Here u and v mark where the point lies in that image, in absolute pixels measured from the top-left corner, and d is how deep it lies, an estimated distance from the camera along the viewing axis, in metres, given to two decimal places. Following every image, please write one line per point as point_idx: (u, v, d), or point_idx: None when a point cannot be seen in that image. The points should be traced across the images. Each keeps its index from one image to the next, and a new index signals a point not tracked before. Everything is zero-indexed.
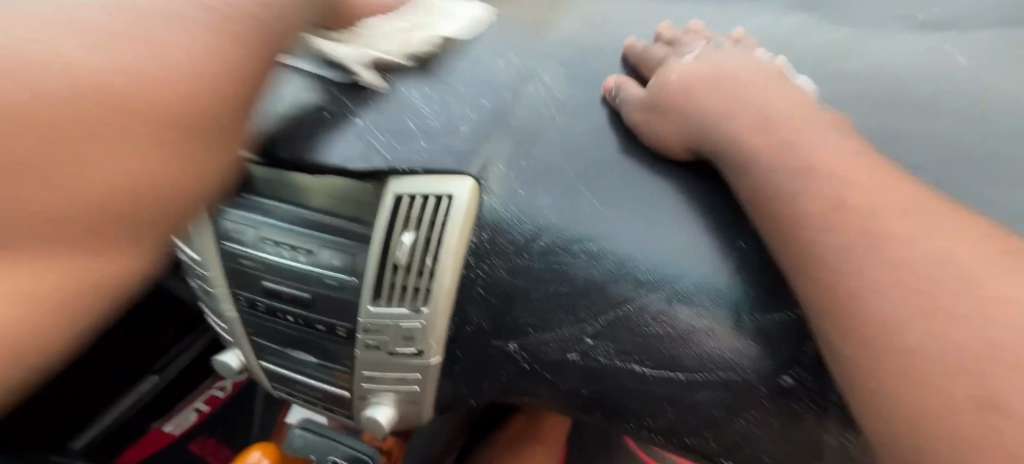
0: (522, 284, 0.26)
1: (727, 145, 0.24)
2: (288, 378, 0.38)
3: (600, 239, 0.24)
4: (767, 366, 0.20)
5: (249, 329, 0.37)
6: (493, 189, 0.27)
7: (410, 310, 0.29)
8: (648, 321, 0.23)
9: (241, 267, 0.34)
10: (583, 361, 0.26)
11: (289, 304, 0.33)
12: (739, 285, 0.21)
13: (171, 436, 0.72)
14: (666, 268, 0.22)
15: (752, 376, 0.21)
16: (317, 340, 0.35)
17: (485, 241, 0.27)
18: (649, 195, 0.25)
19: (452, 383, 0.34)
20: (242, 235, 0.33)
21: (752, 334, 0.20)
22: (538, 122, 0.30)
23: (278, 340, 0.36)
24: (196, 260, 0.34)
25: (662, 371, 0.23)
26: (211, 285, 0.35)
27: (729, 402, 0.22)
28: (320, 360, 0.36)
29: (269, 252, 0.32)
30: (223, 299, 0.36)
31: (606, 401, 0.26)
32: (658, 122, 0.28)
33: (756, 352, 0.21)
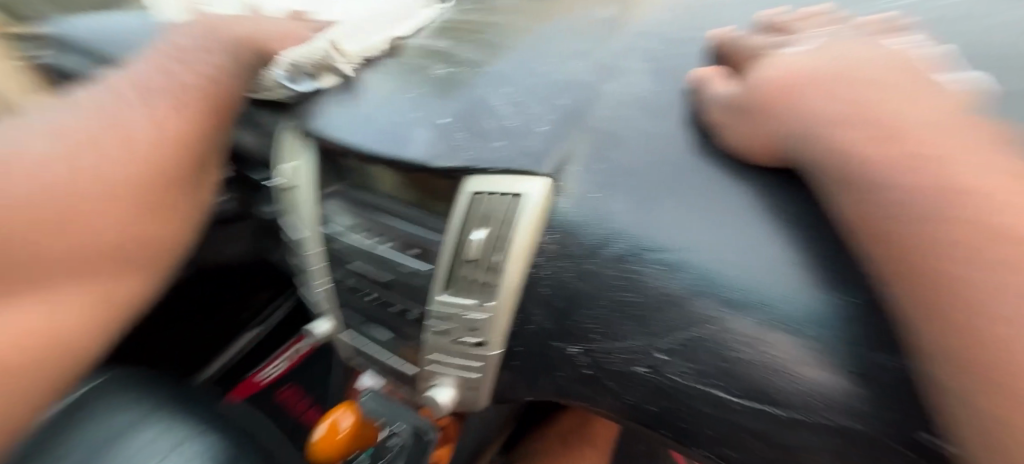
0: (590, 289, 0.25)
1: (821, 161, 0.20)
2: (365, 350, 0.40)
3: (681, 250, 0.22)
4: (892, 420, 0.17)
5: (337, 301, 0.39)
6: (569, 190, 0.26)
7: (476, 302, 0.29)
8: (735, 345, 0.20)
9: (328, 247, 0.35)
10: (653, 376, 0.24)
11: (371, 283, 0.34)
12: (838, 311, 0.18)
13: (261, 383, 0.77)
14: (759, 287, 0.20)
15: (876, 426, 0.17)
16: (392, 321, 0.36)
17: (553, 242, 0.26)
18: (743, 202, 0.23)
19: (511, 377, 0.34)
20: (335, 220, 0.34)
21: (876, 377, 0.17)
22: (627, 116, 0.28)
23: (359, 315, 0.38)
24: (298, 239, 0.37)
25: (748, 401, 0.21)
26: (309, 261, 0.37)
27: (841, 451, 0.19)
28: (393, 337, 0.37)
29: (351, 237, 0.33)
30: (318, 274, 0.38)
31: (679, 421, 0.24)
32: (740, 129, 0.24)
33: (874, 401, 0.17)
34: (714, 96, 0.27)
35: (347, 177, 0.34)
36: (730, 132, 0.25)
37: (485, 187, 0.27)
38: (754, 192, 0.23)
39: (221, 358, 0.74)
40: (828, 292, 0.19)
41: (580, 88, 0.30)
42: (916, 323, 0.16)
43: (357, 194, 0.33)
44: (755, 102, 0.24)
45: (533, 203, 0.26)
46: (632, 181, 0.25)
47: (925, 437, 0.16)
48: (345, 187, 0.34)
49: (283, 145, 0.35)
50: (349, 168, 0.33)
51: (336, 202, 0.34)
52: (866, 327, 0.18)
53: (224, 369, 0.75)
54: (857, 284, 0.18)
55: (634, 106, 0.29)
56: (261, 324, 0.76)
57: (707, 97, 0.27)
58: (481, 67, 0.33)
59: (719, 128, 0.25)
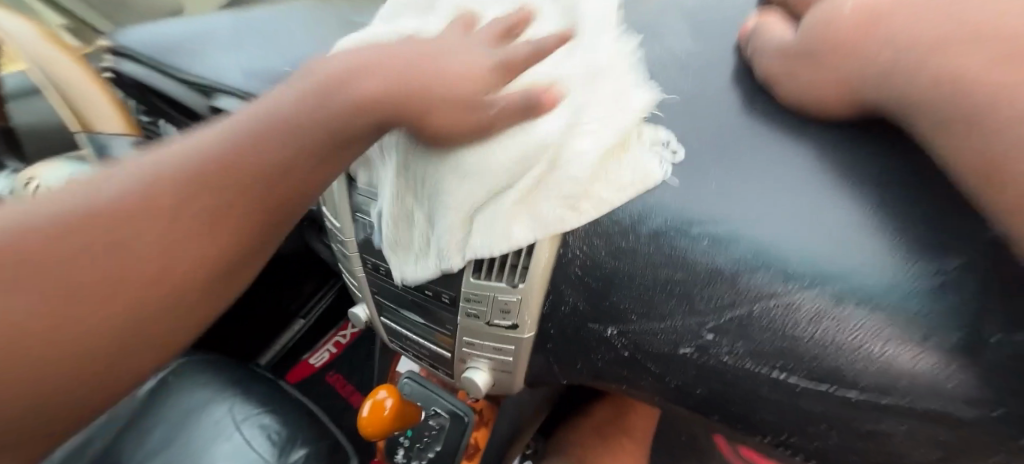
0: (627, 267, 0.23)
1: (927, 89, 0.17)
2: (402, 333, 0.40)
3: (729, 224, 0.20)
4: (998, 397, 0.15)
5: (371, 287, 0.38)
6: (608, 163, 0.24)
7: (507, 285, 0.28)
8: (797, 323, 0.18)
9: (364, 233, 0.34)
10: (700, 358, 0.22)
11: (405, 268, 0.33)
12: (917, 278, 0.17)
13: (312, 367, 0.82)
14: (824, 256, 0.18)
15: (972, 403, 0.16)
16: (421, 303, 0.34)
17: (585, 219, 0.24)
18: (805, 167, 0.21)
19: (546, 360, 0.33)
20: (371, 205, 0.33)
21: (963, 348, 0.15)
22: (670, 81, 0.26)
23: (393, 299, 0.37)
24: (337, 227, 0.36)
25: (814, 383, 0.18)
26: (346, 248, 0.36)
27: (931, 431, 0.17)
28: (426, 322, 0.36)
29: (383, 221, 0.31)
30: (355, 261, 0.37)
31: (730, 404, 0.22)
32: (809, 74, 0.22)
33: (974, 379, 0.15)
34: (772, 44, 0.24)
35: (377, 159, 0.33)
36: (790, 85, 0.23)
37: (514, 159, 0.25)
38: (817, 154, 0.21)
39: (275, 345, 0.78)
40: (919, 260, 0.17)
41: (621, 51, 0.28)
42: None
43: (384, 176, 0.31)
44: (820, 49, 0.22)
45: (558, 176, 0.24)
46: (676, 148, 0.23)
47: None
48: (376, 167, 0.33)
49: None
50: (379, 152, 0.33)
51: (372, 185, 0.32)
52: (953, 298, 0.16)
53: (279, 354, 0.79)
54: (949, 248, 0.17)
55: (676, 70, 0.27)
56: (305, 318, 0.79)
57: (763, 46, 0.25)
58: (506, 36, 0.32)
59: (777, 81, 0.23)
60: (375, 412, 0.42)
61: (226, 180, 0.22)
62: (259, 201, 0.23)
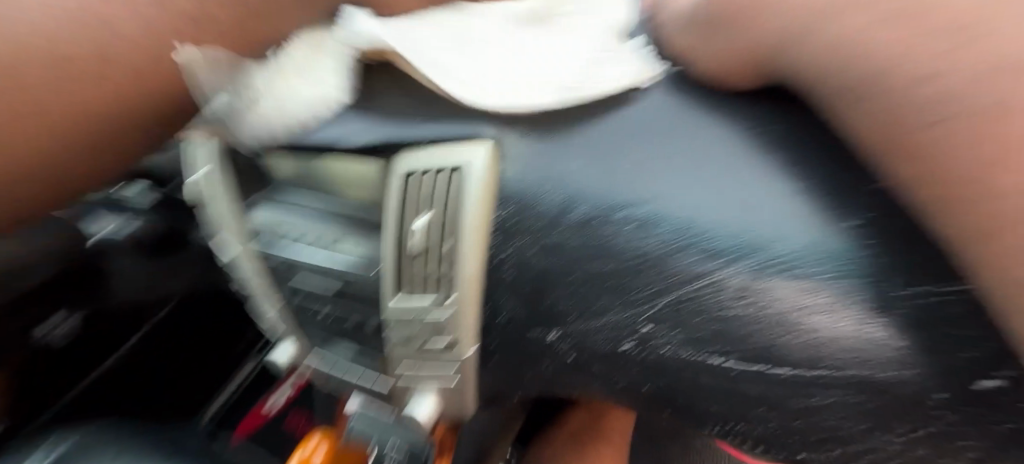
0: (557, 265, 0.22)
1: (829, 56, 0.17)
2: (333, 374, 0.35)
3: (652, 203, 0.19)
4: (928, 361, 0.14)
5: (292, 323, 0.34)
6: (513, 155, 0.22)
7: (435, 300, 0.25)
8: (726, 301, 0.17)
9: (264, 266, 0.30)
10: (642, 353, 0.21)
11: (319, 300, 0.30)
12: (837, 242, 0.16)
13: None
14: (745, 227, 0.17)
15: (906, 374, 0.14)
16: (350, 334, 0.32)
17: (510, 215, 0.22)
18: (726, 138, 0.20)
19: (493, 377, 0.31)
20: (268, 236, 0.29)
21: (888, 314, 0.14)
22: (583, 70, 0.25)
23: (318, 334, 0.33)
24: (229, 264, 0.32)
25: (750, 365, 0.17)
26: (247, 287, 0.32)
27: (871, 411, 0.15)
28: (359, 353, 0.33)
29: (288, 251, 0.29)
30: (263, 300, 0.33)
31: (678, 400, 0.21)
32: (722, 46, 0.21)
33: (902, 345, 0.14)
34: (686, 17, 0.24)
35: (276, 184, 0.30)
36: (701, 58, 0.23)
37: (419, 163, 0.23)
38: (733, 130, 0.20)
39: None
40: (839, 221, 0.16)
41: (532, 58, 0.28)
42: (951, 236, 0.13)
43: (292, 196, 0.29)
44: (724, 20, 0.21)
45: (473, 168, 0.22)
46: (593, 135, 0.22)
47: (1003, 375, 0.13)
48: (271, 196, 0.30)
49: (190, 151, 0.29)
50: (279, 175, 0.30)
51: (268, 215, 0.29)
52: (875, 258, 0.15)
53: None
54: (862, 209, 0.16)
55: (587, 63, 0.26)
56: None
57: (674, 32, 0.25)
58: (409, 35, 0.29)
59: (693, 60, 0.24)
60: None
61: (99, 51, 0.23)
62: (211, 8, 0.27)
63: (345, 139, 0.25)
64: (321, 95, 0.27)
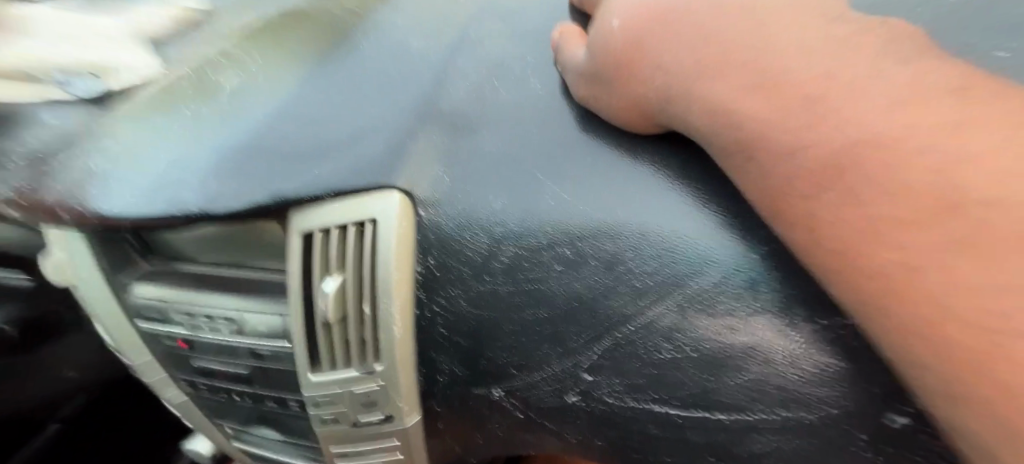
0: (489, 316, 0.20)
1: (701, 118, 0.15)
2: (267, 457, 0.31)
3: (578, 241, 0.18)
4: (859, 401, 0.13)
5: (206, 411, 0.30)
6: (429, 199, 0.20)
7: (362, 371, 0.23)
8: (659, 343, 0.16)
9: (160, 350, 0.27)
10: (587, 404, 0.19)
11: (229, 382, 0.26)
12: (758, 269, 0.14)
13: None
14: (669, 259, 0.16)
15: (835, 413, 0.13)
16: (274, 416, 0.28)
17: (433, 269, 0.20)
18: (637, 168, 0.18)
19: (443, 442, 0.28)
20: (157, 314, 0.25)
21: (816, 349, 0.13)
22: (491, 91, 0.23)
23: (240, 419, 0.30)
24: (117, 348, 0.27)
25: (690, 412, 0.16)
26: (143, 374, 0.28)
27: (807, 456, 0.14)
28: (286, 436, 0.29)
29: (184, 327, 0.25)
30: (164, 387, 0.28)
31: (630, 453, 0.19)
32: (606, 101, 0.19)
33: (835, 382, 0.13)
34: (572, 63, 0.21)
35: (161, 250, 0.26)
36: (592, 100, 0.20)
37: (319, 223, 0.20)
38: (646, 156, 0.18)
39: None
40: (750, 244, 0.15)
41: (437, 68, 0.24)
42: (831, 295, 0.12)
43: (191, 268, 0.25)
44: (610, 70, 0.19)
45: (385, 221, 0.20)
46: (506, 171, 0.20)
47: (907, 414, 0.12)
48: (158, 264, 0.26)
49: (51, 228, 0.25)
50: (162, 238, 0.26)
51: (153, 289, 0.25)
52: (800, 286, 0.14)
53: None
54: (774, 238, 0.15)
55: (498, 78, 0.23)
56: None
57: (565, 63, 0.22)
58: (292, 55, 0.25)
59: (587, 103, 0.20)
60: None
61: None
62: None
63: (213, 204, 0.20)
64: (174, 155, 0.22)
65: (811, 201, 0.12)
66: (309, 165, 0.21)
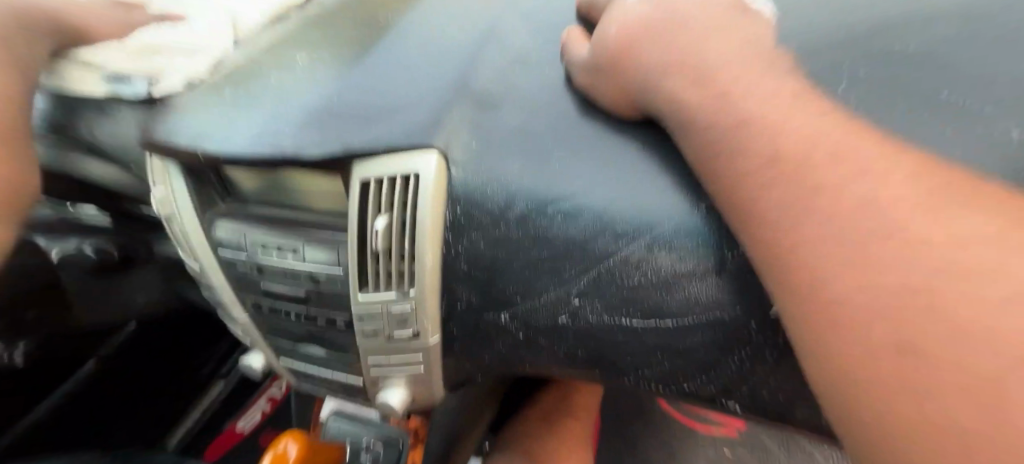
0: (502, 254, 0.26)
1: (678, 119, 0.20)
2: (309, 370, 0.38)
3: (574, 197, 0.23)
4: (757, 304, 0.19)
5: (263, 329, 0.36)
6: (458, 159, 0.26)
7: (398, 294, 0.29)
8: (631, 272, 0.22)
9: (236, 273, 0.32)
10: (573, 322, 0.25)
11: (288, 302, 0.33)
12: (700, 220, 0.20)
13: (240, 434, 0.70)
14: (642, 212, 0.21)
15: (741, 312, 0.20)
16: (321, 332, 0.34)
17: (460, 215, 0.26)
18: (628, 135, 0.23)
19: (455, 360, 0.34)
20: (237, 243, 0.31)
21: (734, 276, 0.19)
22: (511, 74, 0.27)
23: (290, 336, 0.36)
24: (197, 270, 0.33)
25: (649, 321, 0.22)
26: (217, 293, 0.34)
27: (721, 345, 0.21)
28: (328, 351, 0.36)
29: (257, 255, 0.31)
30: (233, 304, 0.35)
31: (603, 358, 0.25)
32: (603, 88, 0.24)
33: (742, 293, 0.19)
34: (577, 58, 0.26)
35: (238, 193, 0.31)
36: (593, 89, 0.24)
37: (377, 173, 0.26)
38: (634, 134, 0.23)
39: (187, 419, 0.65)
40: (695, 200, 0.20)
41: (467, 51, 0.29)
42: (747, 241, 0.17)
43: (259, 210, 0.31)
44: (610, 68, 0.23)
45: (425, 173, 0.25)
46: (523, 137, 0.25)
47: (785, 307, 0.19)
48: (238, 205, 0.31)
49: (152, 170, 0.30)
50: (237, 182, 0.31)
51: (236, 222, 0.31)
52: (720, 226, 0.20)
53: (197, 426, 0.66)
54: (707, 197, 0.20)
55: (517, 64, 0.28)
56: (226, 377, 0.69)
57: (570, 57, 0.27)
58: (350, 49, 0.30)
59: (585, 91, 0.25)
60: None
61: None
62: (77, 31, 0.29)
63: (304, 151, 0.26)
64: (265, 121, 0.28)
65: (744, 179, 0.17)
66: (362, 129, 0.26)
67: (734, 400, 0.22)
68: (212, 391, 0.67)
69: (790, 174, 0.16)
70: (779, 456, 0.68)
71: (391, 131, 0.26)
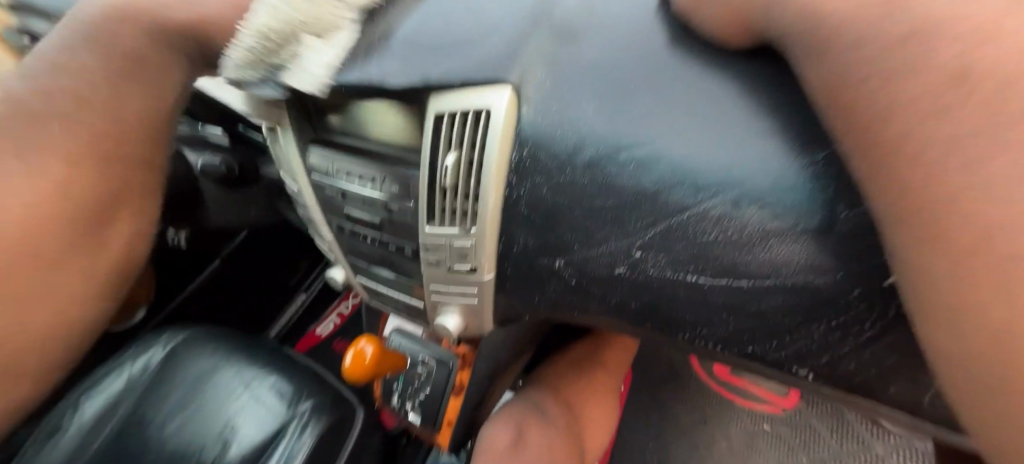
0: (565, 201, 0.25)
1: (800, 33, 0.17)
2: (379, 290, 0.41)
3: (649, 145, 0.21)
4: (856, 274, 0.18)
5: (343, 250, 0.39)
6: (531, 97, 0.24)
7: (461, 230, 0.29)
8: (707, 228, 0.20)
9: (319, 198, 0.35)
10: (633, 275, 0.25)
11: (366, 227, 0.34)
12: (799, 179, 0.18)
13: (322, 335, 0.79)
14: (728, 166, 0.19)
15: (834, 280, 0.18)
16: (390, 258, 0.36)
17: (526, 157, 0.25)
18: (730, 72, 0.20)
19: (507, 299, 0.35)
20: (325, 170, 0.33)
21: (831, 242, 0.18)
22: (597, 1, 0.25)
23: (364, 257, 0.38)
24: (295, 191, 0.36)
25: (719, 279, 0.21)
26: (311, 212, 0.37)
27: (805, 310, 0.20)
28: (397, 275, 0.38)
29: (343, 182, 0.32)
30: (321, 225, 0.38)
31: (660, 313, 0.25)
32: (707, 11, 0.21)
33: (836, 260, 0.18)
34: None
35: (322, 123, 0.33)
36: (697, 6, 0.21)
37: (451, 108, 0.26)
38: (741, 69, 0.20)
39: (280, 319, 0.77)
40: (802, 154, 0.18)
41: None
42: (870, 191, 0.15)
43: (341, 139, 0.32)
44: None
45: (496, 110, 0.25)
46: (603, 74, 0.23)
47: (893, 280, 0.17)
48: (322, 135, 0.33)
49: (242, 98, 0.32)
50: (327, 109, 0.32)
51: (326, 152, 0.32)
52: (828, 184, 0.17)
53: (290, 324, 0.78)
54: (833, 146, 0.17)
55: None
56: (307, 291, 0.79)
57: None
58: None
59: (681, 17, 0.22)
60: (357, 360, 0.45)
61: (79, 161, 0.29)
62: None
63: (388, 80, 0.26)
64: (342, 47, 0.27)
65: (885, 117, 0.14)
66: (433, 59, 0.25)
67: (803, 367, 0.22)
68: (297, 299, 0.79)
69: (976, 102, 0.12)
70: (827, 440, 0.64)
71: (467, 61, 0.25)
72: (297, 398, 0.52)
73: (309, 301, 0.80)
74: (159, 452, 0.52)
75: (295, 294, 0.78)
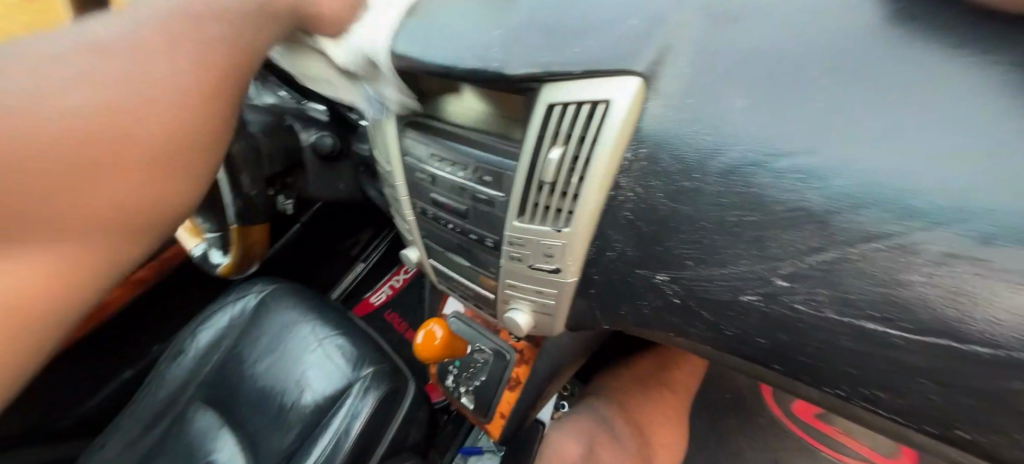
0: (687, 210, 0.21)
1: None
2: (449, 273, 0.40)
3: (820, 152, 0.17)
4: None
5: (422, 233, 0.38)
6: (663, 91, 0.21)
7: (552, 230, 0.26)
8: (903, 269, 0.15)
9: (410, 180, 0.35)
10: (767, 306, 0.21)
11: (451, 214, 0.33)
12: None
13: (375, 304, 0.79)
14: (959, 192, 0.14)
15: None
16: (469, 249, 0.35)
17: (642, 158, 0.22)
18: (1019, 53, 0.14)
19: (588, 304, 0.32)
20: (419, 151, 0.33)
21: None
22: None
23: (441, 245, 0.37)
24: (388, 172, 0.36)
25: (916, 335, 0.16)
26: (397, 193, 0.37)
27: None
28: (472, 265, 0.36)
29: (435, 167, 0.31)
30: (404, 205, 0.37)
31: (798, 356, 0.21)
32: None
33: None
34: None
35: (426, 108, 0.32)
36: None
37: (563, 98, 0.23)
38: (1008, 58, 0.14)
39: (338, 284, 0.79)
40: None
41: None
42: None
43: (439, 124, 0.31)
44: None
45: (615, 106, 0.21)
46: (767, 62, 0.18)
47: None
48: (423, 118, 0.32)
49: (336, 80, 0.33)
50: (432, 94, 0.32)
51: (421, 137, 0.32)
52: None
53: (348, 289, 0.79)
54: None
55: None
56: (365, 262, 0.81)
57: None
58: None
59: None
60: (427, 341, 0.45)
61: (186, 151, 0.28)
62: None
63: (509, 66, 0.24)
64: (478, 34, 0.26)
65: None
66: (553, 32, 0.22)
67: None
68: (354, 270, 0.80)
69: None
70: None
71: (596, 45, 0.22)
72: (362, 362, 0.52)
73: (365, 271, 0.80)
74: (247, 392, 0.56)
75: (354, 263, 0.80)
